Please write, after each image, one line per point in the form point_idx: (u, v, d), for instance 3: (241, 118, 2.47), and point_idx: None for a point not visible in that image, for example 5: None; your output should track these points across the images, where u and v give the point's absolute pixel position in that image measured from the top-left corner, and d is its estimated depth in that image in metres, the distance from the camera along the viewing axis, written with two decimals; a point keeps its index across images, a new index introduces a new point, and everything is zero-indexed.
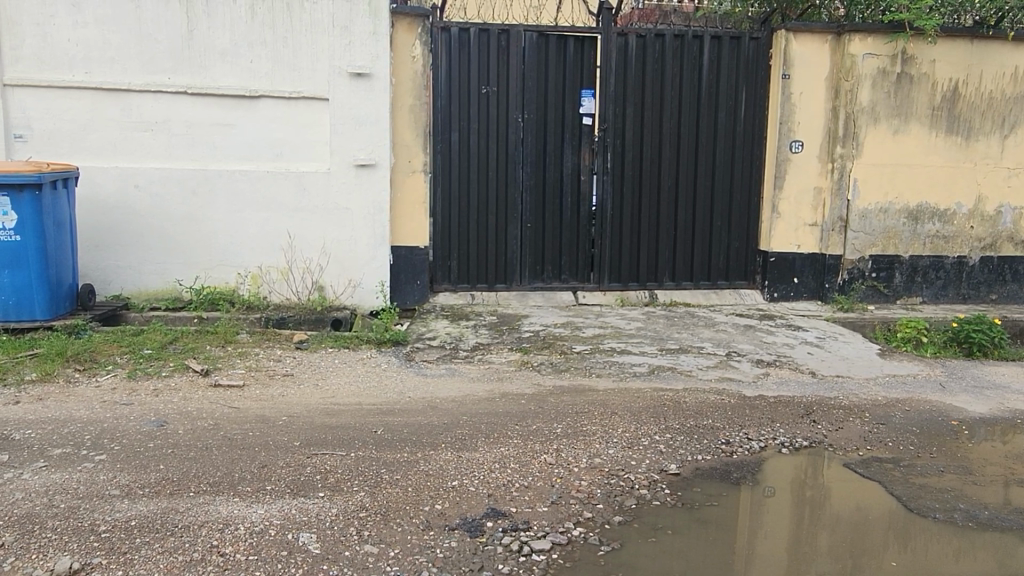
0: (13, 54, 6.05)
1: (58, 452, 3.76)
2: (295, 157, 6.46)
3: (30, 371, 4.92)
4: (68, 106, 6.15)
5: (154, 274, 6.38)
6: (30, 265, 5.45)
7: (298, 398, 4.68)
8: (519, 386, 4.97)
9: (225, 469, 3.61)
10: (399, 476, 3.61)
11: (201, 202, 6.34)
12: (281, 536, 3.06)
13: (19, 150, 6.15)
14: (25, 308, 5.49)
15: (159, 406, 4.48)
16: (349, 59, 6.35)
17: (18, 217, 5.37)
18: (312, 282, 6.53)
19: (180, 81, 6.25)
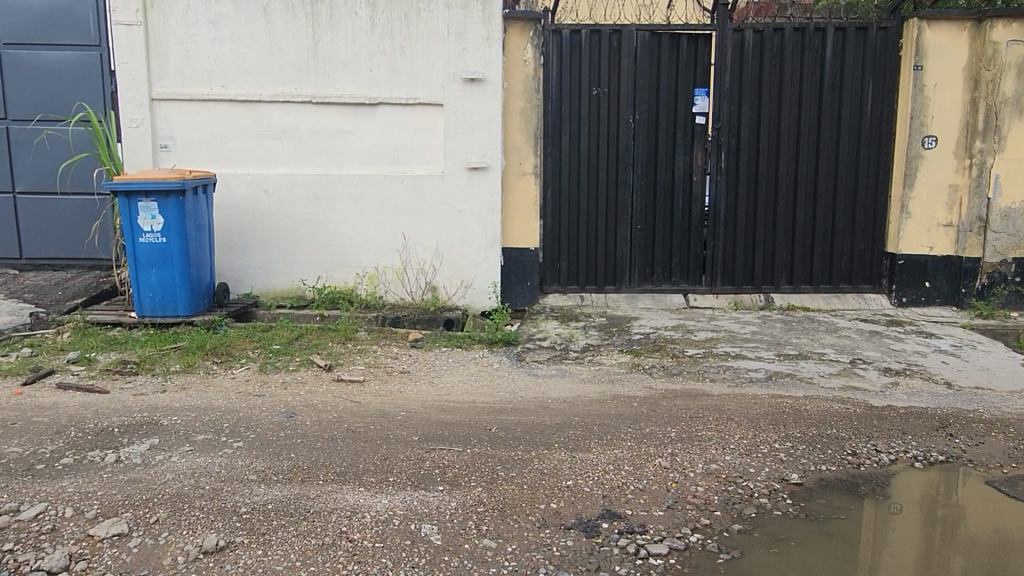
0: (159, 71, 6.58)
1: (201, 437, 4.07)
2: (411, 161, 6.67)
3: (175, 362, 5.33)
4: (207, 118, 6.63)
5: (280, 274, 6.76)
6: (174, 266, 5.91)
7: (415, 395, 4.84)
8: (631, 389, 4.93)
9: (350, 460, 3.79)
10: (514, 473, 3.67)
11: (324, 206, 6.67)
12: (405, 526, 3.19)
13: (164, 159, 6.68)
14: (169, 304, 5.96)
15: (289, 398, 4.75)
16: (463, 65, 6.51)
17: (165, 221, 5.83)
18: (425, 283, 6.74)
19: (305, 91, 6.60)
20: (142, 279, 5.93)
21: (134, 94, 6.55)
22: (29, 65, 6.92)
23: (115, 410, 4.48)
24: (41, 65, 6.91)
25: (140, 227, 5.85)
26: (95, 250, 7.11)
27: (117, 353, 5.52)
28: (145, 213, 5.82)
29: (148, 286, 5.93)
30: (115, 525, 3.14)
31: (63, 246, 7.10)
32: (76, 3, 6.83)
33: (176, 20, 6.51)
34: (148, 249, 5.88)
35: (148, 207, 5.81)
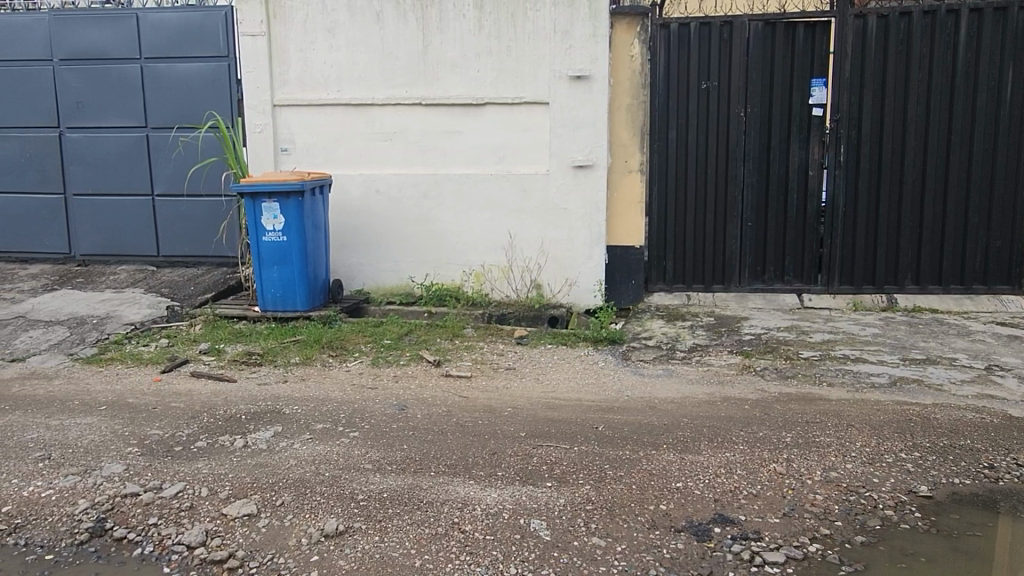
0: (281, 78, 6.95)
1: (321, 426, 4.27)
2: (517, 161, 6.74)
3: (295, 355, 5.62)
4: (323, 122, 6.94)
5: (390, 271, 6.99)
6: (294, 263, 6.23)
7: (521, 392, 4.89)
8: (741, 391, 4.79)
9: (460, 454, 3.87)
10: (623, 473, 3.63)
11: (432, 205, 6.84)
12: (515, 520, 3.22)
13: (284, 161, 7.04)
14: (289, 299, 6.29)
15: (400, 391, 4.90)
16: (569, 63, 6.51)
17: (286, 221, 6.16)
18: (530, 281, 6.79)
19: (415, 93, 6.79)
20: (265, 276, 6.29)
21: (259, 101, 6.95)
22: (166, 76, 7.47)
23: (242, 398, 4.78)
24: (176, 76, 7.45)
25: (263, 227, 6.20)
26: (222, 248, 7.59)
27: (243, 344, 5.88)
28: (268, 213, 6.17)
29: (270, 283, 6.29)
30: (246, 505, 3.35)
31: (194, 244, 7.62)
32: (207, 17, 7.31)
33: (296, 29, 6.86)
34: (271, 247, 6.22)
35: (271, 208, 6.15)
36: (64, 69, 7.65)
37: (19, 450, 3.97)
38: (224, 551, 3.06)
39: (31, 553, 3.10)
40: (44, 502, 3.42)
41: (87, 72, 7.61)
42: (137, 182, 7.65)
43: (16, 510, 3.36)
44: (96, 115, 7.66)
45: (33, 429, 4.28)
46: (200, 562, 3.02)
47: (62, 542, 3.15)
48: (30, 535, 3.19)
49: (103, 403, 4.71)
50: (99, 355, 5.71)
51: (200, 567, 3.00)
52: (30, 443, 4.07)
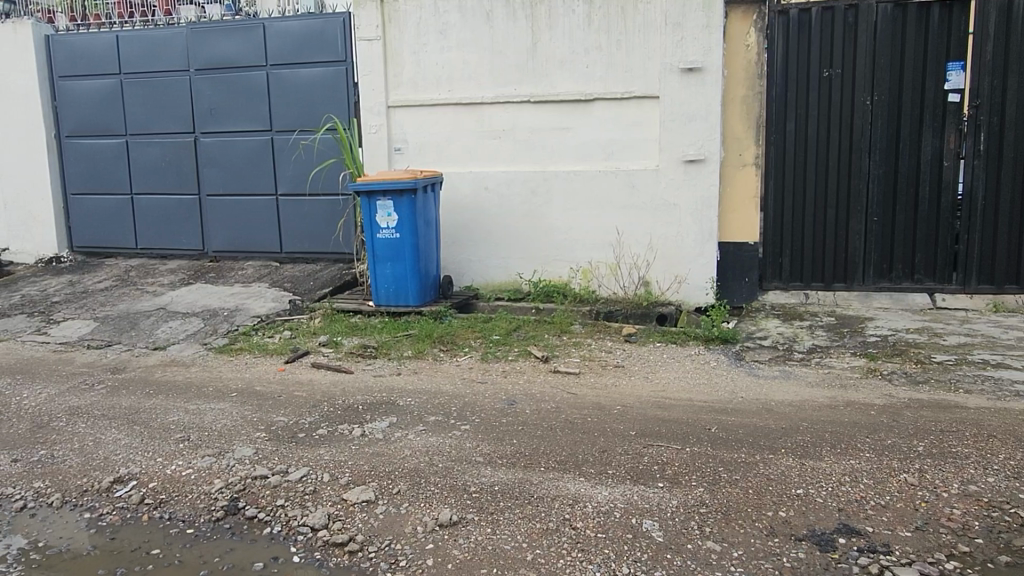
0: (395, 81, 7.17)
1: (433, 418, 4.38)
2: (626, 156, 6.66)
3: (408, 348, 5.80)
4: (435, 121, 7.10)
5: (499, 268, 7.07)
6: (406, 259, 6.41)
7: (630, 390, 4.83)
8: (866, 396, 4.52)
9: (569, 450, 3.87)
10: (738, 476, 3.52)
11: (540, 202, 6.86)
12: (627, 519, 3.19)
13: (397, 161, 7.27)
14: (402, 294, 6.49)
15: (509, 386, 4.96)
16: (681, 55, 6.35)
17: (399, 218, 6.35)
18: (639, 278, 6.70)
19: (524, 91, 6.83)
20: (379, 271, 6.51)
21: (374, 103, 7.20)
22: (290, 81, 7.87)
23: (359, 389, 4.97)
24: (298, 81, 7.84)
25: (378, 224, 6.42)
26: (340, 245, 7.94)
27: (359, 337, 6.12)
28: (383, 211, 6.38)
29: (384, 278, 6.51)
30: (364, 492, 3.49)
31: (314, 241, 8.00)
32: (327, 24, 7.65)
33: (410, 32, 7.05)
34: (385, 243, 6.43)
35: (385, 205, 6.36)
36: (199, 77, 8.21)
37: (162, 432, 4.31)
38: (345, 534, 3.19)
39: (174, 526, 3.34)
40: (184, 480, 3.68)
41: (219, 81, 8.14)
42: (263, 182, 8.12)
43: (160, 486, 3.64)
44: (227, 120, 8.17)
45: (174, 412, 4.62)
46: (324, 543, 3.16)
47: (200, 517, 3.38)
48: (173, 510, 3.44)
49: (234, 390, 5.03)
50: (230, 345, 6.10)
51: (323, 548, 3.14)
52: (171, 426, 4.40)
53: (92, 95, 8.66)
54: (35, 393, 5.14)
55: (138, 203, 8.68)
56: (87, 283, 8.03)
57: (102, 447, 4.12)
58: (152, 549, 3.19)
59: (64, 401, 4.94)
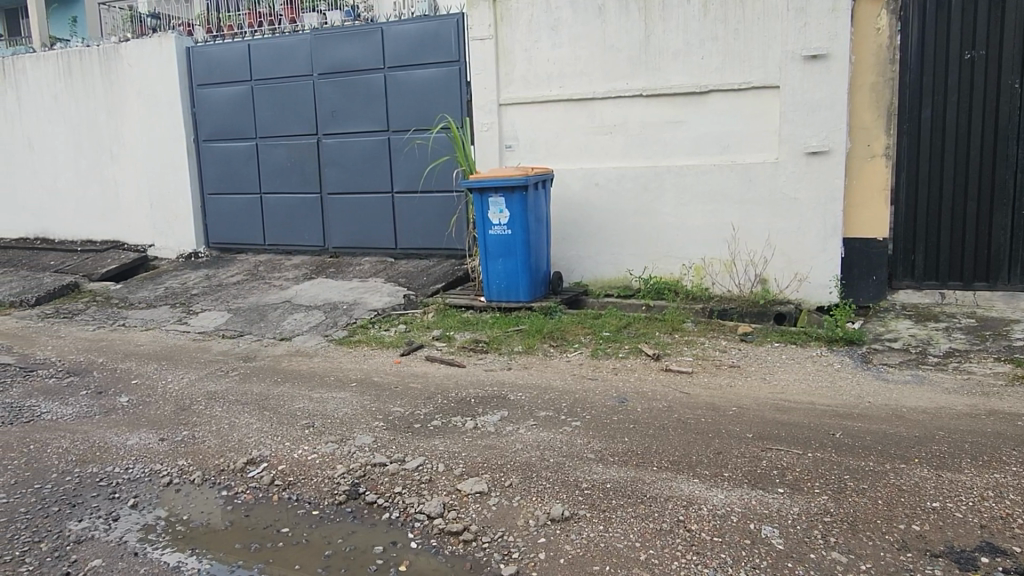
0: (507, 79, 7.25)
1: (544, 414, 4.41)
2: (743, 149, 6.43)
3: (518, 344, 5.86)
4: (546, 118, 7.13)
5: (609, 264, 7.02)
6: (517, 255, 6.48)
7: (747, 391, 4.67)
8: (1013, 405, 4.17)
9: (683, 450, 3.79)
10: (866, 486, 3.33)
11: (652, 197, 6.74)
12: (744, 524, 3.09)
13: (508, 158, 7.35)
14: (513, 290, 6.56)
15: (620, 384, 4.91)
16: (804, 43, 6.07)
17: (510, 215, 6.42)
18: (756, 275, 6.47)
19: (636, 85, 6.73)
20: (490, 267, 6.61)
21: (486, 101, 7.31)
22: (406, 82, 8.12)
23: (472, 383, 5.08)
24: (414, 82, 8.07)
25: (490, 221, 6.52)
26: (452, 241, 8.11)
27: (471, 332, 6.24)
28: (495, 208, 6.47)
29: (495, 274, 6.60)
30: (478, 483, 3.56)
31: (427, 238, 8.23)
32: (442, 25, 7.84)
33: (522, 30, 7.11)
34: (497, 240, 6.52)
35: (497, 202, 6.44)
36: (322, 82, 8.62)
37: (289, 418, 4.56)
38: (459, 523, 3.26)
39: (302, 506, 3.53)
40: (310, 465, 3.89)
41: (341, 84, 8.51)
42: (380, 181, 8.42)
43: (288, 469, 3.86)
44: (347, 121, 8.53)
45: (300, 400, 4.89)
46: (439, 531, 3.23)
47: (325, 500, 3.56)
48: (300, 492, 3.65)
49: (354, 380, 5.26)
50: (349, 337, 6.38)
51: (439, 536, 3.21)
52: (298, 412, 4.65)
53: (226, 102, 9.27)
54: (178, 378, 5.57)
55: (266, 202, 9.22)
56: (221, 277, 8.62)
57: (237, 430, 4.41)
58: (283, 527, 3.36)
59: (203, 386, 5.33)
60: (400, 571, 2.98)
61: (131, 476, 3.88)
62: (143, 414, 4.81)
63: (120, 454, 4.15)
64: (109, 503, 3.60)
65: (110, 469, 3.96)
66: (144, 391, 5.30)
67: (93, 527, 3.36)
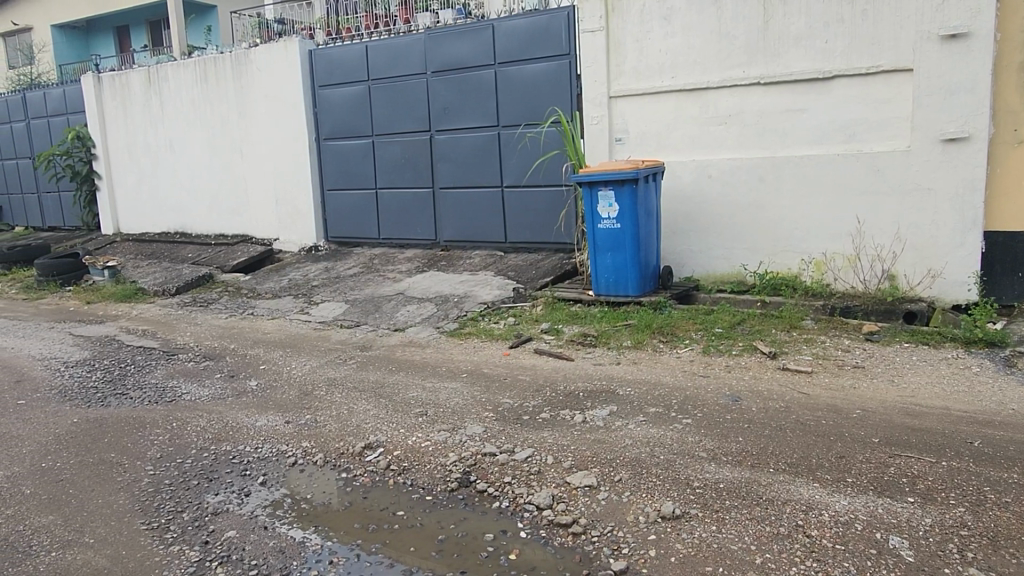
0: (618, 71, 7.17)
1: (654, 410, 4.34)
2: (870, 138, 6.06)
3: (627, 338, 5.79)
4: (657, 110, 7.00)
5: (721, 259, 6.82)
6: (626, 249, 6.40)
7: (872, 393, 4.42)
8: None
9: (802, 453, 3.64)
10: (1009, 499, 3.08)
11: (768, 189, 6.48)
12: (869, 533, 2.93)
13: (618, 151, 7.28)
14: (621, 285, 6.50)
15: (734, 382, 4.77)
16: (941, 21, 5.65)
17: (620, 209, 6.35)
18: (883, 271, 6.10)
19: (753, 73, 6.49)
20: (599, 261, 6.57)
21: (597, 94, 7.27)
22: (516, 78, 8.20)
23: (580, 376, 5.08)
24: (524, 77, 8.13)
25: (599, 214, 6.48)
26: (560, 235, 8.11)
27: (579, 326, 6.23)
28: (604, 202, 6.42)
29: (604, 268, 6.56)
30: (587, 477, 3.56)
31: (536, 232, 8.27)
32: (552, 19, 7.84)
33: (633, 20, 7.01)
34: (606, 234, 6.47)
35: (606, 196, 6.39)
36: (435, 80, 8.84)
37: (404, 406, 4.72)
38: (568, 516, 3.28)
39: (416, 491, 3.65)
40: (423, 452, 4.02)
41: (453, 81, 8.68)
42: (490, 176, 8.55)
43: (403, 455, 4.00)
44: (459, 117, 8.71)
45: (414, 388, 5.06)
46: (549, 523, 3.26)
47: (438, 486, 3.66)
48: (415, 477, 3.77)
49: (465, 371, 5.38)
50: (460, 329, 6.52)
51: (548, 527, 3.24)
52: (411, 401, 4.81)
53: (345, 102, 9.67)
54: (301, 365, 5.89)
55: (381, 198, 9.56)
56: (339, 269, 9.01)
57: (355, 416, 4.62)
58: (398, 510, 3.48)
59: (324, 373, 5.62)
60: (510, 559, 3.02)
61: (260, 456, 4.14)
62: (270, 398, 5.11)
63: (250, 434, 4.44)
64: (242, 480, 3.85)
65: (242, 448, 4.24)
66: (271, 376, 5.64)
67: (229, 501, 3.62)
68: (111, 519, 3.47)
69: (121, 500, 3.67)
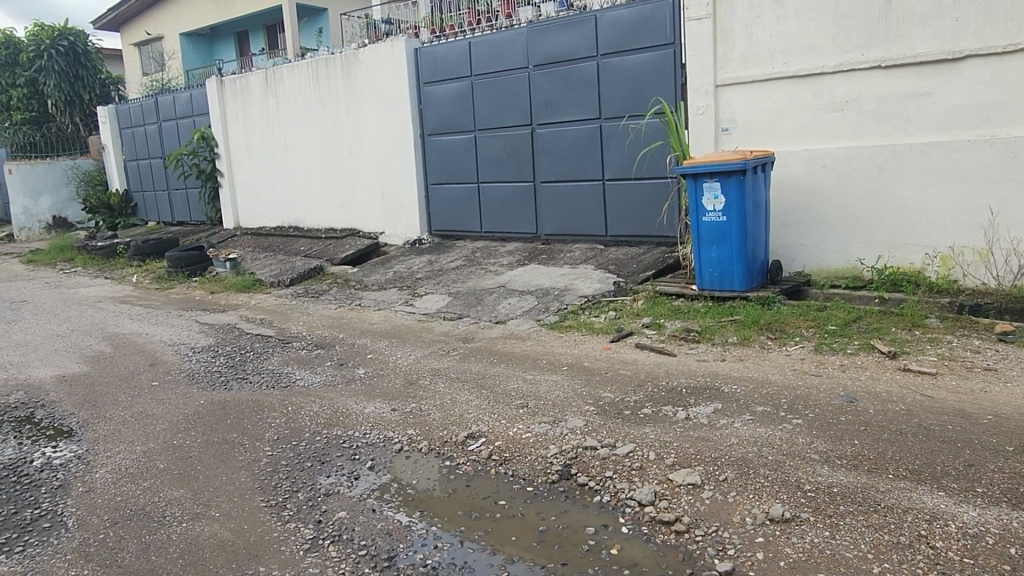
0: (725, 58, 6.96)
1: (761, 409, 4.20)
2: (1006, 121, 5.59)
3: (733, 335, 5.62)
4: (767, 97, 6.74)
5: (836, 253, 6.51)
6: (732, 243, 6.18)
7: (1005, 398, 4.09)
8: None
9: (925, 459, 3.42)
10: None
11: (889, 179, 6.11)
12: (1003, 548, 2.72)
13: (725, 142, 7.07)
14: (726, 279, 6.30)
15: (848, 382, 4.54)
16: None
17: (726, 201, 6.14)
18: (1019, 266, 5.64)
19: (873, 56, 6.12)
20: (703, 255, 6.40)
21: (703, 83, 7.09)
22: (619, 69, 8.09)
23: (683, 372, 4.98)
24: (628, 68, 8.02)
25: (704, 207, 6.30)
26: (663, 228, 7.96)
27: (682, 321, 6.09)
28: (709, 193, 6.23)
29: (708, 262, 6.37)
30: (691, 474, 3.49)
31: (638, 225, 8.15)
32: (657, 8, 7.68)
33: (743, 6, 6.77)
34: (710, 227, 6.28)
35: (712, 187, 6.20)
36: (538, 73, 8.85)
37: (505, 397, 4.79)
38: (671, 514, 3.22)
39: (517, 482, 3.69)
40: (524, 443, 4.06)
41: (556, 74, 8.67)
42: (592, 169, 8.49)
43: (504, 445, 4.06)
44: (561, 110, 8.69)
45: (515, 380, 5.11)
46: (650, 519, 3.21)
47: (538, 478, 3.69)
48: (516, 468, 3.81)
49: (565, 364, 5.38)
50: (561, 322, 6.53)
51: (650, 524, 3.19)
52: (512, 393, 4.87)
53: (448, 97, 9.86)
54: (406, 355, 6.07)
55: (483, 191, 9.68)
56: (442, 262, 9.21)
57: (458, 405, 4.72)
58: (500, 500, 3.53)
59: (429, 363, 5.77)
60: (612, 554, 3.00)
61: (369, 441, 4.30)
62: (378, 386, 5.31)
63: (359, 420, 4.62)
64: (351, 463, 4.02)
65: (351, 433, 4.42)
66: (378, 365, 5.85)
67: (339, 483, 3.79)
68: (234, 495, 3.71)
69: (242, 477, 3.91)
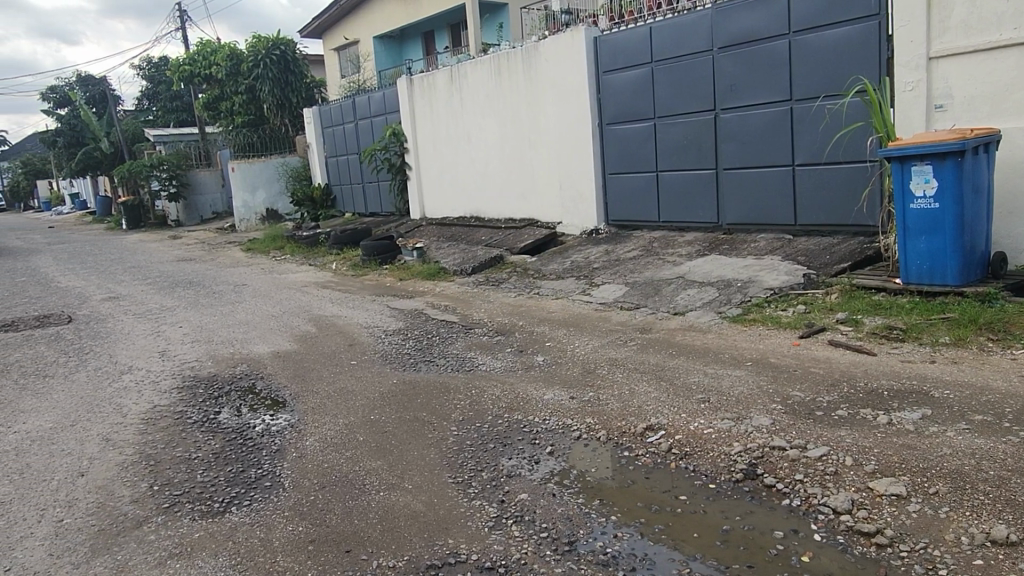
0: (941, 27, 6.27)
1: (980, 418, 3.76)
2: None
3: (945, 334, 5.07)
4: (992, 68, 5.98)
5: None
6: (945, 232, 5.57)
7: None
8: None
9: None
10: None
11: None
12: None
13: (939, 119, 6.39)
14: (937, 272, 5.70)
15: None
16: None
17: (938, 186, 5.53)
18: None
19: None
20: (910, 245, 5.83)
21: (913, 57, 6.47)
22: (814, 45, 7.56)
23: (883, 373, 4.59)
24: (825, 44, 7.46)
25: (912, 193, 5.72)
26: (862, 216, 7.34)
27: (883, 317, 5.60)
28: (919, 178, 5.65)
29: (916, 253, 5.81)
30: (895, 484, 3.21)
31: (833, 212, 7.59)
32: None
33: None
34: (919, 215, 5.71)
35: (922, 171, 5.62)
36: (723, 55, 8.50)
37: (685, 390, 4.68)
38: (872, 525, 2.98)
39: (698, 478, 3.59)
40: (706, 438, 3.95)
41: (742, 55, 8.28)
42: (781, 153, 8.03)
43: (685, 440, 3.97)
44: (748, 93, 8.29)
45: (696, 373, 4.98)
46: (848, 529, 3.00)
47: (722, 476, 3.57)
48: (697, 463, 3.72)
49: (749, 359, 5.16)
50: (744, 315, 6.26)
51: (848, 534, 2.98)
52: (693, 386, 4.75)
53: (628, 85, 9.75)
54: (583, 343, 6.12)
55: (662, 179, 9.49)
56: (619, 252, 9.16)
57: (637, 397, 4.68)
58: (681, 495, 3.47)
59: (606, 352, 5.79)
60: (803, 561, 2.84)
61: (548, 427, 4.39)
62: (556, 373, 5.40)
63: (539, 406, 4.73)
64: (532, 448, 4.13)
65: (532, 418, 4.54)
66: (556, 353, 5.95)
67: (521, 466, 3.91)
68: (425, 470, 3.95)
69: (432, 454, 4.15)
